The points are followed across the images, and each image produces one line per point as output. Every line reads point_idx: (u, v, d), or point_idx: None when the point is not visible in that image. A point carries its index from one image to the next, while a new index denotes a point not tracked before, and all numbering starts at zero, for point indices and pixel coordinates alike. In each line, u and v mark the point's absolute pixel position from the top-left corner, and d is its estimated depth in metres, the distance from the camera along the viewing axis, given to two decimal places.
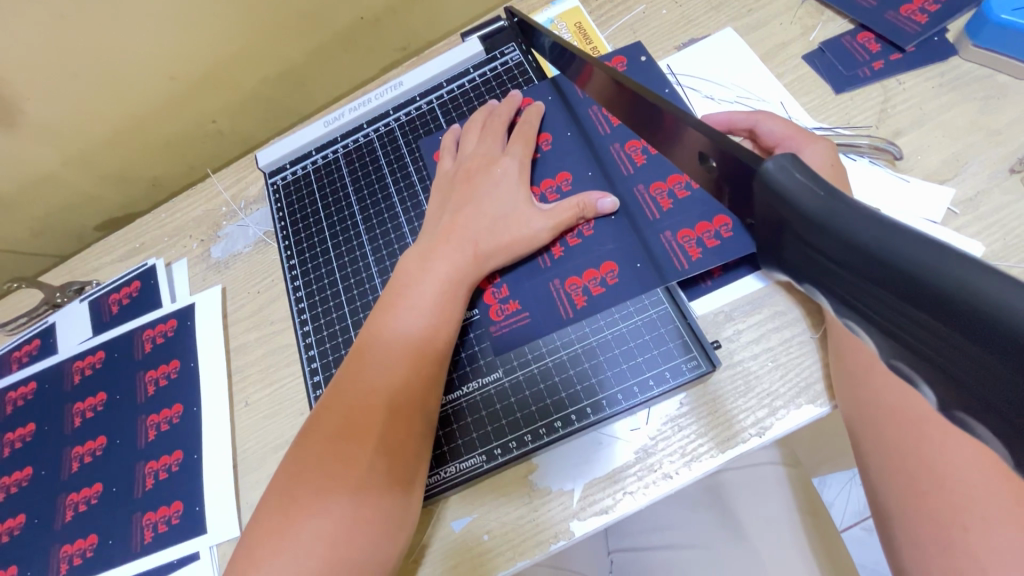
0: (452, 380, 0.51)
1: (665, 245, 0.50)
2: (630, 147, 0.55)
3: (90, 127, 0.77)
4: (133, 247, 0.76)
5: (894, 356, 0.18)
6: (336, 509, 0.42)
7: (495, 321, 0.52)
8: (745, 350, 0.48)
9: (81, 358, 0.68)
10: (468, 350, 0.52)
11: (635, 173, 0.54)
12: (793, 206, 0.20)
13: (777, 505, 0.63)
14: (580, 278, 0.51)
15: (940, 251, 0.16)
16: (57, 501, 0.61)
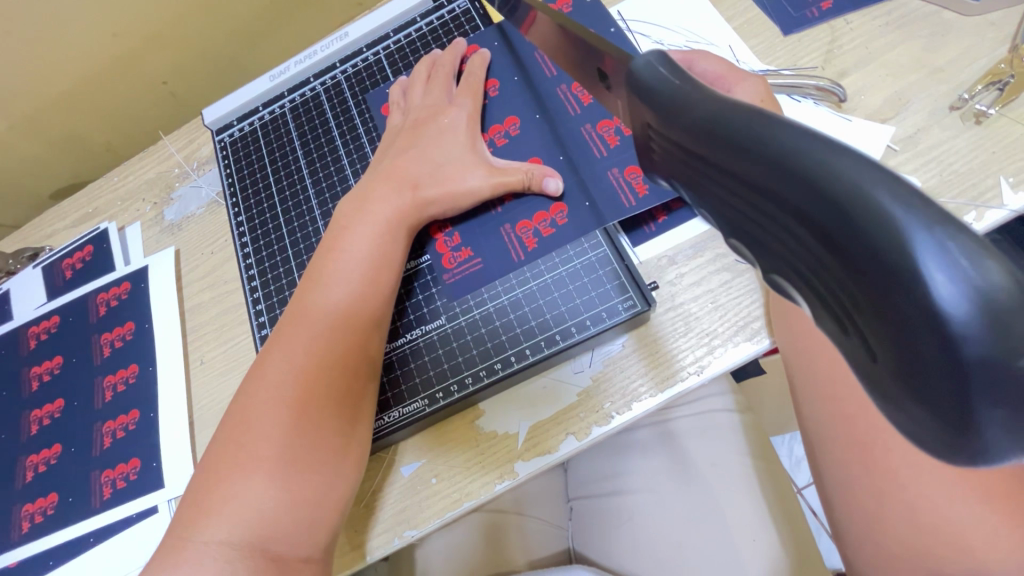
0: (398, 327, 0.52)
1: (612, 182, 0.50)
2: (576, 88, 0.54)
3: (34, 90, 0.74)
4: (86, 212, 0.74)
5: (734, 237, 0.19)
6: (275, 455, 0.43)
7: (441, 269, 0.52)
8: (686, 292, 0.49)
9: (37, 323, 0.68)
10: (414, 298, 0.52)
11: (581, 114, 0.53)
12: (656, 98, 0.19)
13: (729, 449, 0.65)
14: (523, 224, 0.51)
15: (788, 130, 0.15)
16: (17, 463, 0.62)
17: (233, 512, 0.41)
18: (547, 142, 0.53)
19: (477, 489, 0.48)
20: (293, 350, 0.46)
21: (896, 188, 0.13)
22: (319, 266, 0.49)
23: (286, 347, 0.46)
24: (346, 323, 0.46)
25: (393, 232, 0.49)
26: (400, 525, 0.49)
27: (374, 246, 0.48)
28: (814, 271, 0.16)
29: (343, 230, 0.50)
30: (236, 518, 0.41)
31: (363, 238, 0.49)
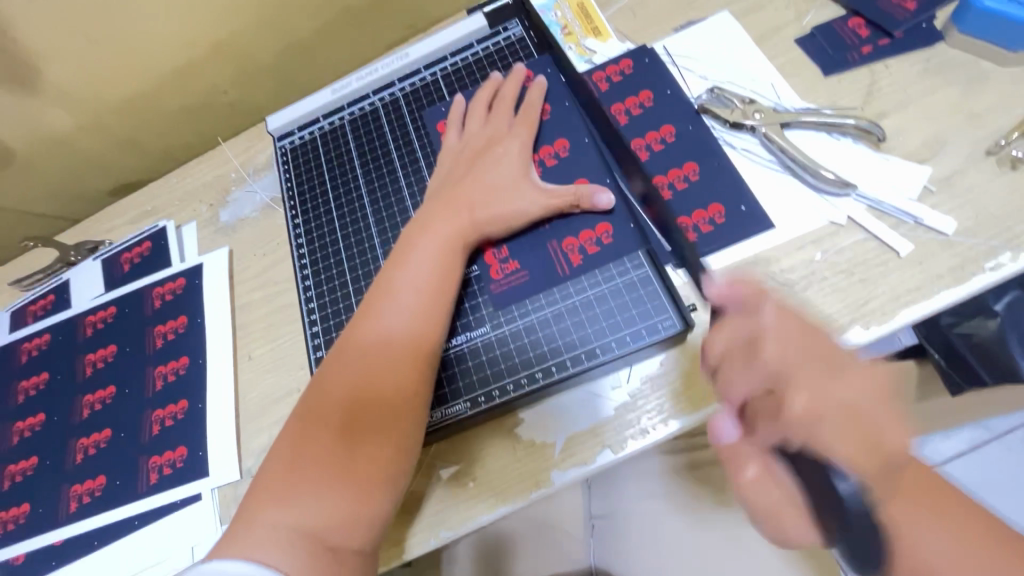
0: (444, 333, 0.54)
1: (666, 228, 0.55)
2: (635, 144, 0.59)
3: (105, 93, 0.80)
4: (145, 210, 0.79)
5: None
6: (327, 484, 0.44)
7: (487, 278, 0.55)
8: (723, 316, 0.51)
9: (94, 312, 0.71)
10: (460, 306, 0.55)
11: (639, 168, 0.58)
12: None
13: None
14: (569, 242, 0.54)
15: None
16: (68, 444, 0.65)
17: (281, 526, 0.43)
18: (594, 167, 0.56)
19: (513, 497, 0.50)
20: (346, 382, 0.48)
21: None
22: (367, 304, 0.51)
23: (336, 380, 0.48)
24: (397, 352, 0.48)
25: (447, 268, 0.51)
26: (438, 526, 0.50)
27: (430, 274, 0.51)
28: None
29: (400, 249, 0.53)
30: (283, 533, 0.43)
31: (418, 268, 0.51)
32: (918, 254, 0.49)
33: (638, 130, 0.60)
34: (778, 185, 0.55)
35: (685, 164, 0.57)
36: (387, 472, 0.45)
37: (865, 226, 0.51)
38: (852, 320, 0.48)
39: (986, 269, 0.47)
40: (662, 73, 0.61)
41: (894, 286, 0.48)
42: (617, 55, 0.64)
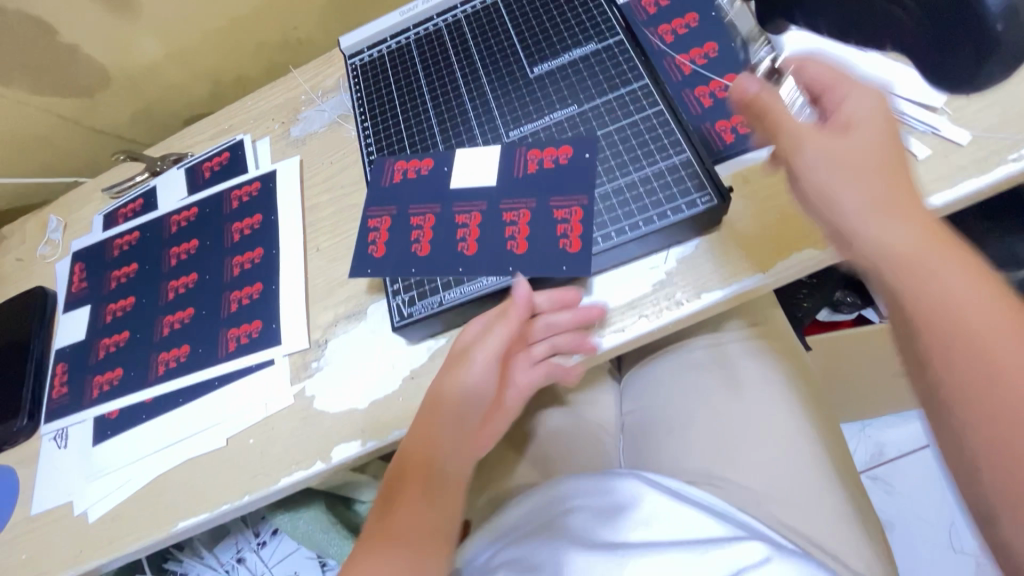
0: (448, 242, 0.58)
1: (706, 131, 0.59)
2: (679, 59, 0.63)
3: (192, 24, 0.88)
4: (223, 128, 0.87)
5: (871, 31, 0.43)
6: (413, 544, 0.47)
7: (488, 208, 0.59)
8: (757, 205, 0.55)
9: (179, 213, 0.79)
10: (459, 226, 0.59)
11: (682, 80, 0.62)
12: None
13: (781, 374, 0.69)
14: (560, 198, 0.57)
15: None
16: (156, 320, 0.73)
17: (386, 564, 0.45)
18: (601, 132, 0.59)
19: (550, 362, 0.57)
20: (456, 428, 0.53)
21: None
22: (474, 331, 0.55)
23: (433, 428, 0.52)
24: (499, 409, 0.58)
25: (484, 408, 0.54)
26: None
27: (554, 365, 0.56)
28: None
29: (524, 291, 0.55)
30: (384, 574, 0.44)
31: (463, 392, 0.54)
32: (939, 154, 0.53)
33: (684, 47, 0.64)
34: None
35: (726, 75, 0.61)
36: (428, 530, 0.49)
37: None
38: None
39: (1010, 160, 0.51)
40: None
41: (920, 176, 0.52)
42: None
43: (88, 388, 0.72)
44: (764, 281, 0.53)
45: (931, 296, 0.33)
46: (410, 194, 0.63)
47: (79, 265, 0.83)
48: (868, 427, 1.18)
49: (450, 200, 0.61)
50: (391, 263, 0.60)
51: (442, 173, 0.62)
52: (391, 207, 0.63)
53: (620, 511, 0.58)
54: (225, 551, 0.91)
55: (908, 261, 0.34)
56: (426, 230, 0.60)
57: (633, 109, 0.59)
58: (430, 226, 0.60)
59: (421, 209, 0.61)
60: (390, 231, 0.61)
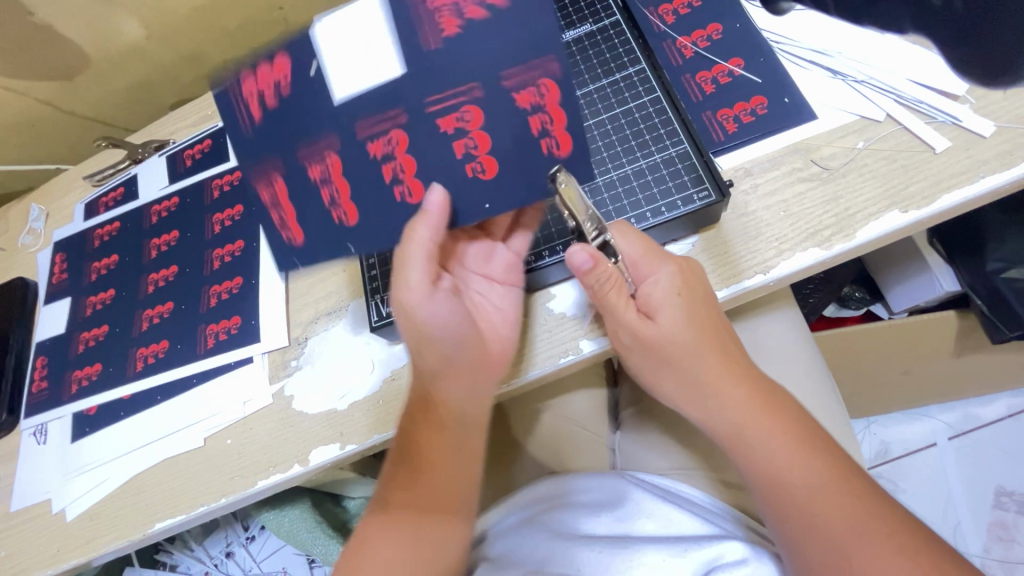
0: (442, 166, 0.48)
1: (707, 120, 0.55)
2: (681, 42, 0.59)
3: (172, 5, 0.83)
4: (204, 114, 0.84)
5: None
6: (420, 526, 0.51)
7: (347, 134, 0.47)
8: (759, 201, 0.51)
9: (159, 202, 0.77)
10: (461, 157, 0.47)
11: (683, 65, 0.58)
12: None
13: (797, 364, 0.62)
14: (517, 72, 0.45)
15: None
16: (135, 314, 0.71)
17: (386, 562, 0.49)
18: None
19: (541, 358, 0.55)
20: (457, 434, 0.53)
21: None
22: (410, 252, 0.47)
23: (434, 439, 0.52)
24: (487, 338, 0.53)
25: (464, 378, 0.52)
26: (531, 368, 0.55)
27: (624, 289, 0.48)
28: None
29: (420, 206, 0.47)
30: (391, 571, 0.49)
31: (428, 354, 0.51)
32: (958, 147, 0.49)
33: (687, 28, 0.59)
34: (823, 80, 0.54)
35: (730, 60, 0.57)
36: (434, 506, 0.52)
37: (902, 120, 0.51)
38: (890, 205, 0.48)
39: None
40: None
41: (938, 172, 0.48)
42: None
43: (67, 383, 0.71)
44: (765, 282, 0.49)
45: (726, 433, 0.48)
46: (284, 137, 0.48)
47: (61, 255, 0.81)
48: (873, 425, 1.14)
49: (345, 124, 0.47)
50: (314, 243, 0.51)
51: (313, 76, 0.46)
52: (275, 157, 0.49)
53: (606, 507, 0.56)
54: (214, 545, 0.90)
55: (685, 368, 0.48)
56: (338, 177, 0.48)
57: (628, 97, 0.55)
58: (404, 156, 0.47)
59: (372, 129, 0.47)
60: (286, 195, 0.50)
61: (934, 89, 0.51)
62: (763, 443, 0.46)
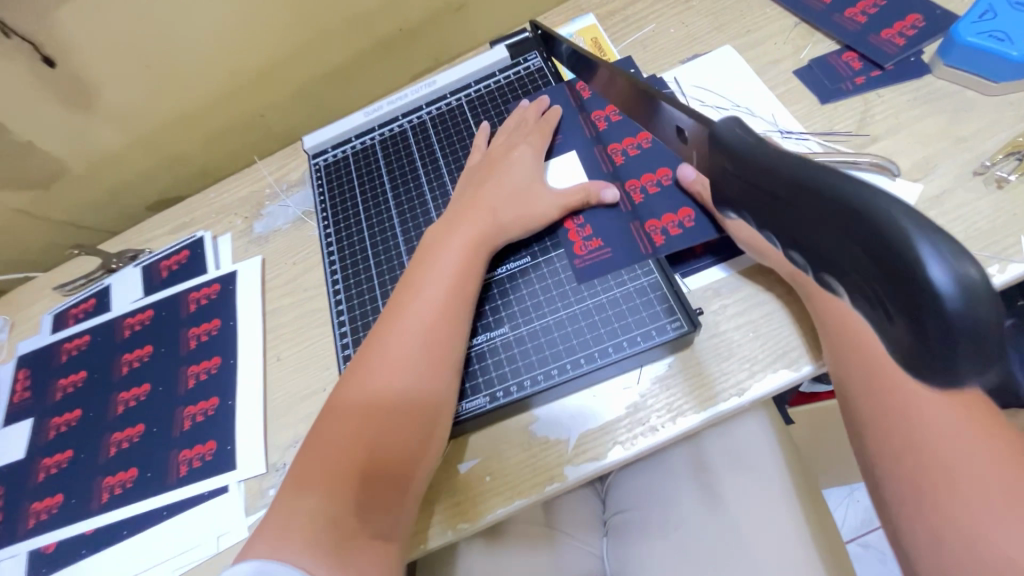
0: (663, 235, 0.57)
1: (654, 232, 0.58)
2: (621, 150, 0.63)
3: (153, 115, 0.85)
4: (183, 222, 0.84)
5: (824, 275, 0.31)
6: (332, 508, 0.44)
7: (613, 215, 0.59)
8: (729, 321, 0.54)
9: (133, 315, 0.76)
10: (665, 227, 0.57)
11: (628, 168, 0.62)
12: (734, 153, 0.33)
13: (771, 471, 0.65)
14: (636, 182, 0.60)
15: (823, 167, 0.27)
16: (103, 438, 0.68)
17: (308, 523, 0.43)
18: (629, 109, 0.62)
19: (505, 496, 0.52)
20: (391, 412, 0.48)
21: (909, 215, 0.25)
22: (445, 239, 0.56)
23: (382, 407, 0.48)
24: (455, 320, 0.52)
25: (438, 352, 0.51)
26: (511, 495, 0.52)
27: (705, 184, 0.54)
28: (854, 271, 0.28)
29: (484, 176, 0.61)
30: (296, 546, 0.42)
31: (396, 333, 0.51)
32: None
33: (614, 138, 0.64)
34: None
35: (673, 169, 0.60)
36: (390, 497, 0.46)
37: None
38: None
39: None
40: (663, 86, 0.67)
41: None
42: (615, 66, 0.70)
43: (24, 516, 0.66)
44: (741, 404, 0.51)
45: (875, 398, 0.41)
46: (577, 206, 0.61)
47: (24, 371, 0.78)
48: (858, 492, 1.15)
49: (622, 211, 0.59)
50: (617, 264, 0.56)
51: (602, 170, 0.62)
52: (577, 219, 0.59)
53: None
54: None
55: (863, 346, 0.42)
56: (591, 237, 0.58)
57: (607, 218, 0.59)
58: (656, 220, 0.58)
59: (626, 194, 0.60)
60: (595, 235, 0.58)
61: None
62: (939, 433, 0.36)
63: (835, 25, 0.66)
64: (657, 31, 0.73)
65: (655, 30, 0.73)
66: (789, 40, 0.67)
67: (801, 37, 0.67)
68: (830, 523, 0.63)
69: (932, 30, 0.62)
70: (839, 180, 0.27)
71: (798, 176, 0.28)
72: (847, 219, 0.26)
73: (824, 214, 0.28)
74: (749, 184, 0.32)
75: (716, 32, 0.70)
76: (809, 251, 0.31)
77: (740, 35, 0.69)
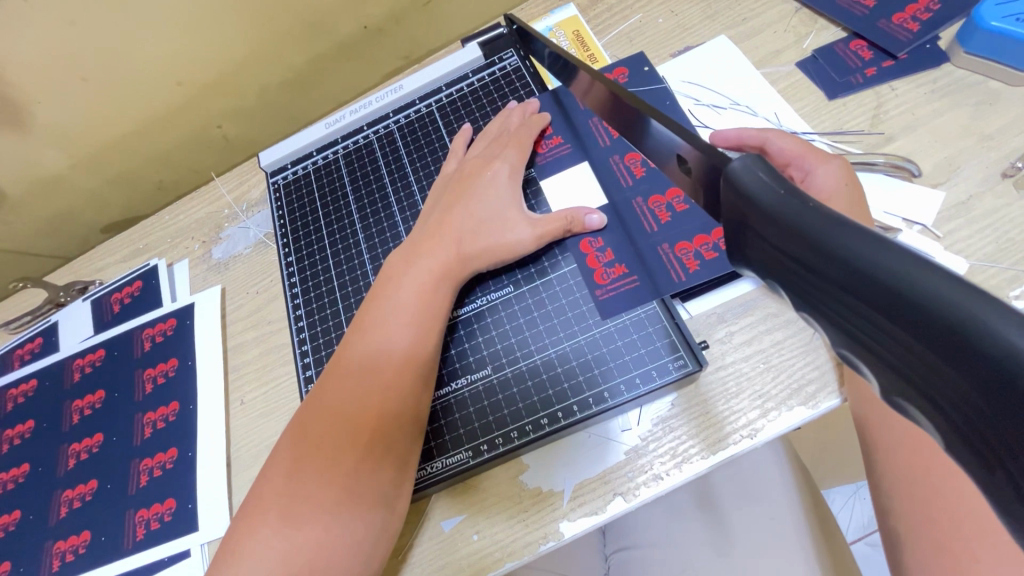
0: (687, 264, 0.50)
1: (663, 256, 0.51)
2: (630, 160, 0.56)
3: (96, 133, 0.77)
4: (136, 248, 0.77)
5: (895, 396, 0.18)
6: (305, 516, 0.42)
7: (629, 241, 0.53)
8: (736, 352, 0.48)
9: (82, 356, 0.69)
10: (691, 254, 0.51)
11: (634, 185, 0.55)
12: (751, 197, 0.21)
13: (783, 503, 0.61)
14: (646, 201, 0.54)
15: (875, 243, 0.17)
16: (52, 498, 0.62)
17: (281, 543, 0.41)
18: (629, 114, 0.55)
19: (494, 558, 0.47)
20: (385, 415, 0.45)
21: (998, 307, 0.14)
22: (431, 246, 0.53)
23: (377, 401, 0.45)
24: (410, 371, 0.47)
25: (417, 351, 0.48)
26: (500, 556, 0.47)
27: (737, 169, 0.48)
28: (926, 390, 0.16)
29: (454, 199, 0.55)
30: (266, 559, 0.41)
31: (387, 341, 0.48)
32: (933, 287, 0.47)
33: (630, 145, 0.56)
34: None
35: None
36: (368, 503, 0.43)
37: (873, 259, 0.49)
38: None
39: (1014, 300, 0.45)
40: (656, 81, 0.60)
41: None
42: (609, 65, 0.63)
43: None
44: (753, 447, 0.45)
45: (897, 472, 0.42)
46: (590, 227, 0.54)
47: None
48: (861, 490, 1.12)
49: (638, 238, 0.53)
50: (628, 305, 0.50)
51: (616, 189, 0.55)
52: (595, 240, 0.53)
53: None
54: None
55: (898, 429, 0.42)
56: (614, 263, 0.52)
57: (611, 245, 0.53)
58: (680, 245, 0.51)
59: (645, 213, 0.53)
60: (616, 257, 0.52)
61: (907, 220, 0.49)
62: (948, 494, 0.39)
63: (841, 10, 0.60)
64: (645, 21, 0.66)
65: (643, 20, 0.66)
66: (790, 28, 0.61)
67: (804, 24, 0.61)
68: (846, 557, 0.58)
69: (949, 13, 0.56)
70: (906, 266, 0.16)
71: (841, 253, 0.18)
72: (910, 309, 0.16)
73: (867, 307, 0.17)
74: (770, 256, 0.21)
75: (710, 20, 0.64)
76: (869, 364, 0.18)
77: (736, 23, 0.62)
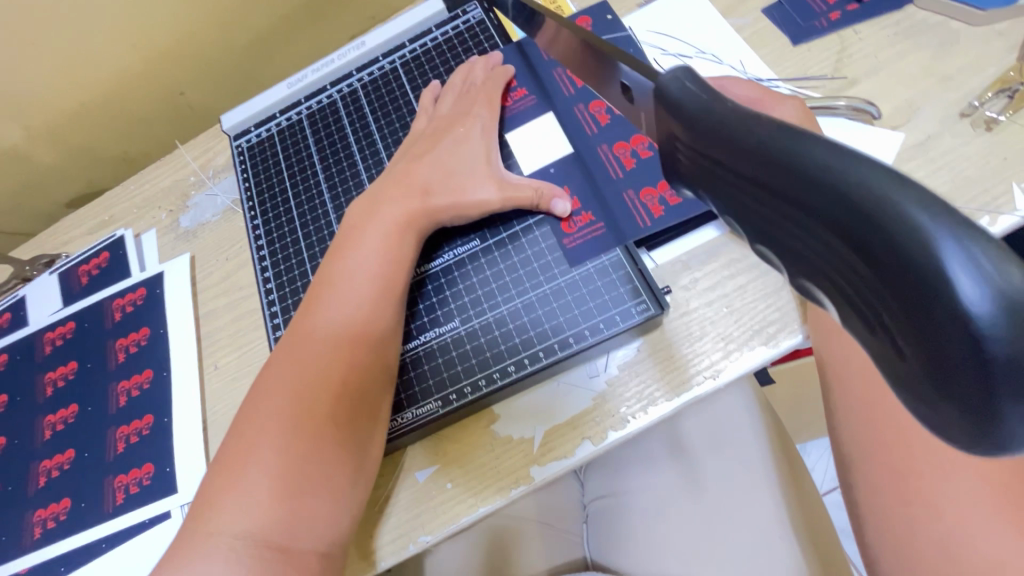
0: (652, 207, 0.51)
1: (629, 204, 0.52)
2: (595, 108, 0.56)
3: (52, 102, 0.75)
4: (101, 220, 0.75)
5: (802, 280, 0.21)
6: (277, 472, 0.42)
7: (594, 190, 0.53)
8: (699, 297, 0.49)
9: (53, 329, 0.68)
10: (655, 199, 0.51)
11: (600, 133, 0.55)
12: (681, 110, 0.22)
13: (752, 447, 0.62)
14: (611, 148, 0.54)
15: (792, 136, 0.19)
16: (30, 468, 0.62)
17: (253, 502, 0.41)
18: None
19: (468, 503, 0.48)
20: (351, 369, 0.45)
21: (903, 189, 0.16)
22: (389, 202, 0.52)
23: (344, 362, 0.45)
24: (380, 324, 0.47)
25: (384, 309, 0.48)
26: (473, 501, 0.48)
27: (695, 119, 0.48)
28: (839, 273, 0.18)
29: (420, 153, 0.55)
30: (241, 516, 0.41)
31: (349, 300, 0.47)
32: None
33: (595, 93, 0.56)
34: None
35: None
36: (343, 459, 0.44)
37: None
38: None
39: None
40: (622, 31, 0.60)
41: None
42: (573, 14, 0.62)
43: None
44: (716, 387, 0.46)
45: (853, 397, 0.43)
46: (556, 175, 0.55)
47: None
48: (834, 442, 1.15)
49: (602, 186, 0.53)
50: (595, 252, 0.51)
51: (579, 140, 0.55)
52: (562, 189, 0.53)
53: None
54: None
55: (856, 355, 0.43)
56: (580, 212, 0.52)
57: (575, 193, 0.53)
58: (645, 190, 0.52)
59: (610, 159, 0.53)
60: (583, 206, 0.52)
61: None
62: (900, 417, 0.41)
63: None
64: None
65: None
66: None
67: None
68: (811, 495, 0.61)
69: None
70: (821, 156, 0.18)
71: (764, 154, 0.19)
72: (824, 198, 0.17)
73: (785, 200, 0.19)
74: (701, 166, 0.22)
75: None
76: (783, 254, 0.21)
77: None
